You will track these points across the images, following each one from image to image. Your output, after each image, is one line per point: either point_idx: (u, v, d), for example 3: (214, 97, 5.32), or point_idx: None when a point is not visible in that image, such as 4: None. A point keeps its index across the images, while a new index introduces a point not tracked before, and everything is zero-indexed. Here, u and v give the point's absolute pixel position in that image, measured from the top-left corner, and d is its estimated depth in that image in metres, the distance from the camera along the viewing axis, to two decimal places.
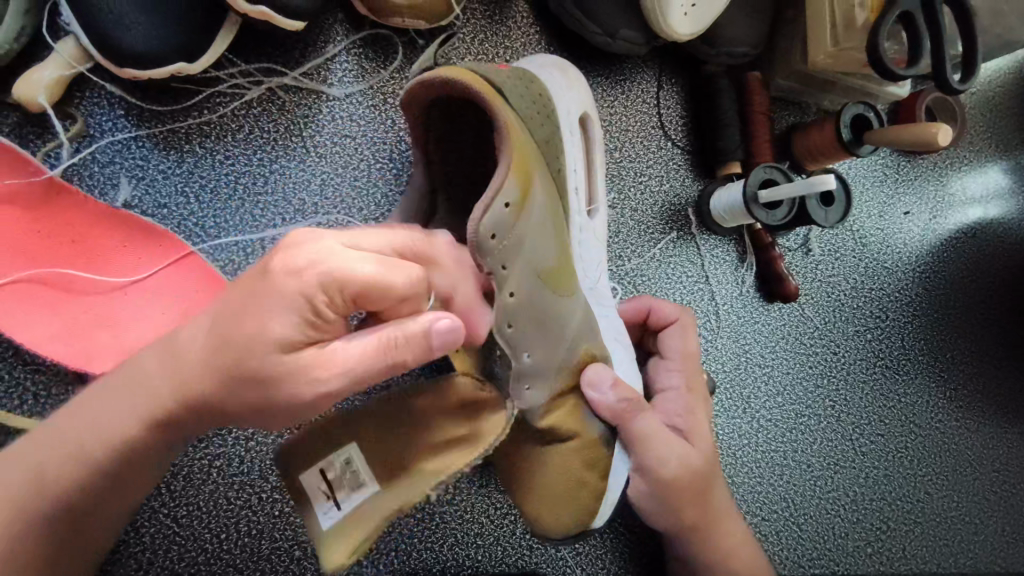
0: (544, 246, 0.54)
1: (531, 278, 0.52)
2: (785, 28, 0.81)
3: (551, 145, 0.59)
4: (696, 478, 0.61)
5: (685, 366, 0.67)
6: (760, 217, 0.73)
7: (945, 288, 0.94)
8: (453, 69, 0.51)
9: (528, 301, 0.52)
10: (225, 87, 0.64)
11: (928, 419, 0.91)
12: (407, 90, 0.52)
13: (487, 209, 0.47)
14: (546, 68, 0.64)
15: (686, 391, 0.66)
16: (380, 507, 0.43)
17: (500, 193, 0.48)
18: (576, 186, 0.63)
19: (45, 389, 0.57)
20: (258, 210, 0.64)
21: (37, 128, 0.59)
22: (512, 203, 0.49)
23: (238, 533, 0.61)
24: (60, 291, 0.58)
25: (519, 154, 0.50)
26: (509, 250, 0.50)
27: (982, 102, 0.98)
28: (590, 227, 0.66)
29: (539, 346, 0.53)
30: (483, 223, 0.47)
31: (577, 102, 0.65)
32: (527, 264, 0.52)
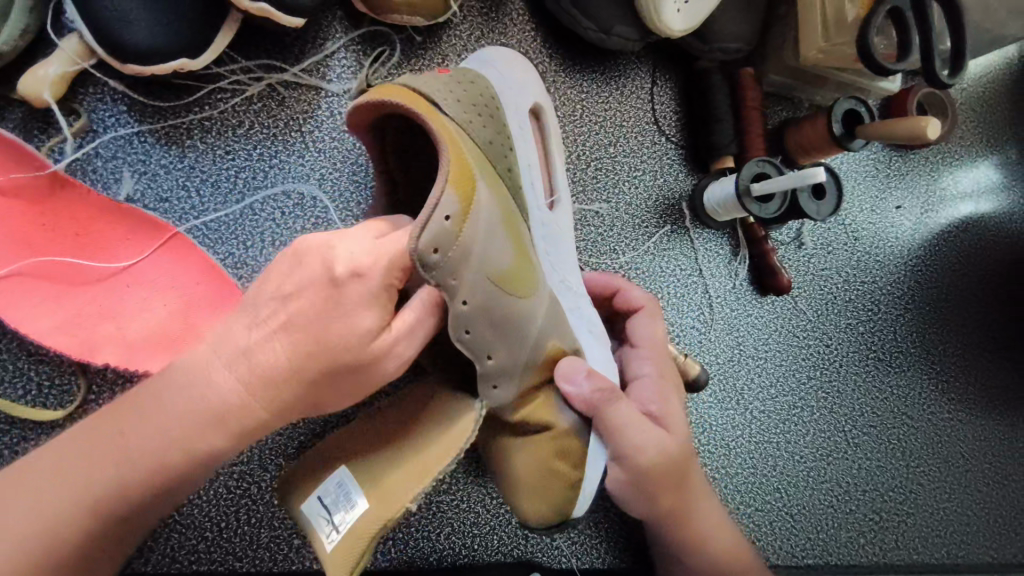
0: (495, 251, 0.51)
1: (484, 284, 0.49)
2: (777, 25, 0.83)
3: (496, 145, 0.57)
4: (674, 468, 0.61)
5: (654, 353, 0.68)
6: (753, 211, 0.74)
7: (937, 282, 0.96)
8: (382, 89, 0.50)
9: (483, 306, 0.50)
10: (226, 84, 0.65)
11: (920, 411, 0.92)
12: (348, 115, 0.50)
13: (425, 224, 0.44)
14: (494, 67, 0.64)
15: (656, 377, 0.66)
16: (369, 520, 0.45)
17: (438, 206, 0.45)
18: (531, 180, 0.63)
19: (49, 379, 0.59)
20: (258, 204, 0.66)
21: (41, 124, 0.60)
22: (454, 215, 0.46)
23: (239, 521, 0.62)
24: (64, 283, 0.59)
25: (457, 163, 0.48)
26: (456, 260, 0.47)
27: (973, 99, 1.00)
28: (551, 220, 0.65)
29: (501, 345, 0.52)
30: (421, 239, 0.43)
31: (528, 99, 0.66)
32: (478, 272, 0.49)
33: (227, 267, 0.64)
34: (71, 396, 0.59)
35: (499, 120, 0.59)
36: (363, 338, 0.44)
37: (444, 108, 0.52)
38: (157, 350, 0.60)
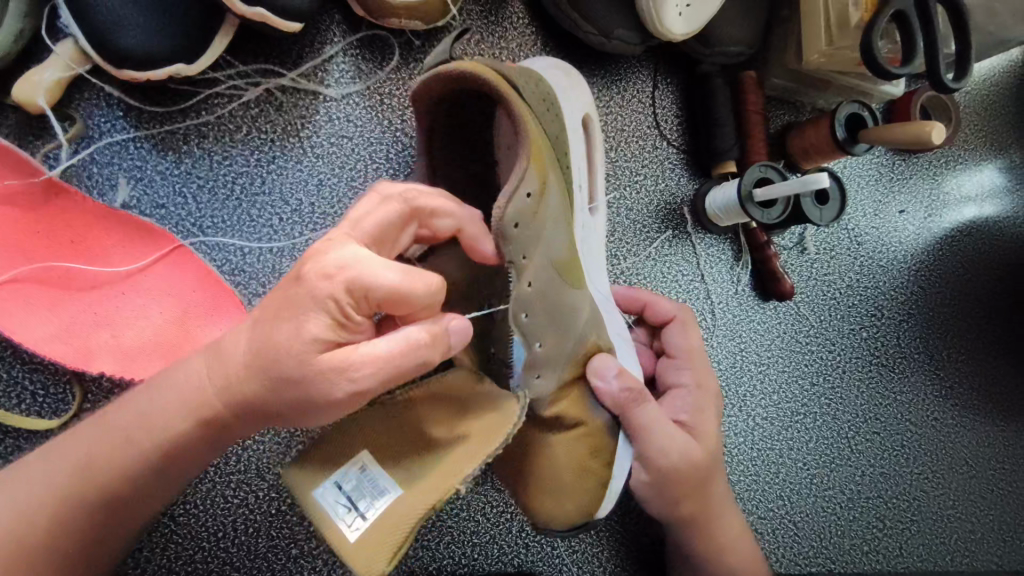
0: (557, 239, 0.55)
1: (548, 267, 0.54)
2: (780, 27, 0.82)
3: (561, 145, 0.61)
4: (698, 475, 0.62)
5: (695, 365, 0.69)
6: (755, 216, 0.74)
7: (941, 287, 0.95)
8: (465, 61, 0.52)
9: (545, 290, 0.53)
10: (223, 89, 0.64)
11: (924, 417, 0.91)
12: (419, 84, 0.53)
13: (509, 200, 0.49)
14: (549, 70, 0.65)
15: (694, 388, 0.67)
16: (408, 509, 0.41)
17: (522, 182, 0.50)
18: (580, 184, 0.65)
19: (43, 387, 0.58)
20: (255, 210, 0.65)
21: (36, 130, 0.60)
22: (533, 193, 0.51)
23: (236, 531, 0.61)
24: (59, 290, 0.58)
25: (539, 149, 0.52)
26: (529, 239, 0.52)
27: (977, 102, 0.99)
28: (591, 224, 0.67)
29: (551, 334, 0.55)
30: (506, 212, 0.49)
31: (582, 106, 0.66)
32: (544, 254, 0.54)
33: (224, 273, 0.64)
34: (65, 405, 0.58)
35: (562, 118, 0.61)
36: (309, 348, 0.39)
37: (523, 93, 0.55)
38: (154, 357, 0.60)
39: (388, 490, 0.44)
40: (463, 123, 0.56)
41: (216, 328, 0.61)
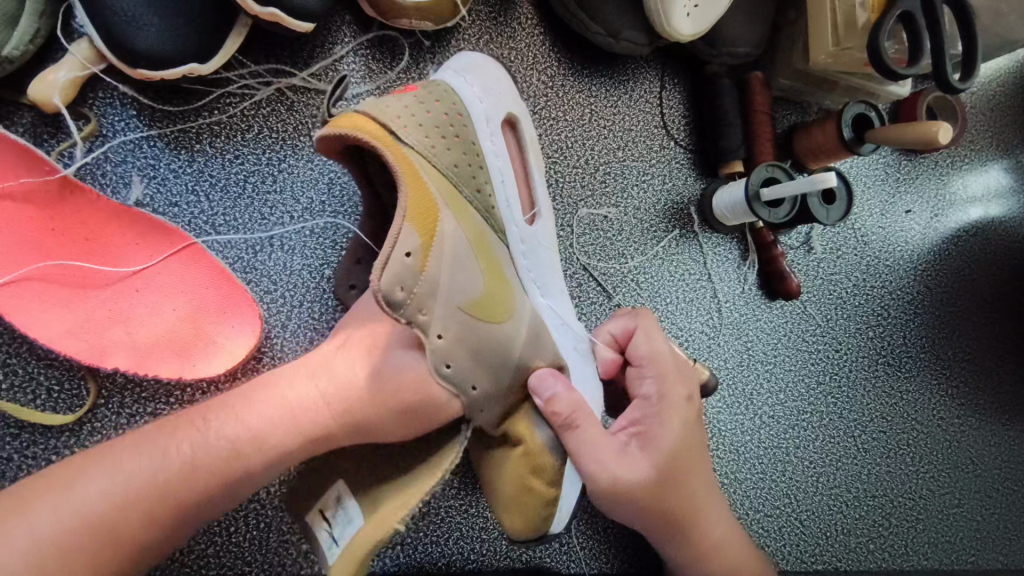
0: (463, 281, 0.52)
1: (457, 315, 0.51)
2: (787, 29, 0.82)
3: (464, 167, 0.57)
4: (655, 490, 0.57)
5: (660, 375, 0.61)
6: (762, 215, 0.74)
7: (947, 287, 0.95)
8: (343, 118, 0.50)
9: (458, 336, 0.51)
10: (235, 88, 0.65)
11: (930, 417, 0.91)
12: (318, 149, 0.51)
13: (384, 266, 0.46)
14: (460, 75, 0.63)
15: (656, 400, 0.60)
16: (362, 538, 0.46)
17: (398, 244, 0.47)
18: (507, 198, 0.62)
19: (58, 382, 0.59)
20: (267, 209, 0.66)
21: (51, 129, 0.61)
22: (414, 249, 0.48)
23: (248, 526, 0.62)
24: (74, 286, 0.59)
25: (415, 201, 0.49)
26: (425, 294, 0.49)
27: (982, 102, 0.99)
28: (533, 237, 0.64)
29: (487, 374, 0.52)
30: (382, 283, 0.46)
31: (502, 105, 0.64)
32: (448, 300, 0.50)
33: (235, 271, 0.64)
34: (80, 400, 0.59)
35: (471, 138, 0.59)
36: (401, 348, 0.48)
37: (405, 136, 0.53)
38: (166, 353, 0.60)
39: (354, 519, 0.50)
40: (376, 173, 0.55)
41: (229, 325, 0.62)
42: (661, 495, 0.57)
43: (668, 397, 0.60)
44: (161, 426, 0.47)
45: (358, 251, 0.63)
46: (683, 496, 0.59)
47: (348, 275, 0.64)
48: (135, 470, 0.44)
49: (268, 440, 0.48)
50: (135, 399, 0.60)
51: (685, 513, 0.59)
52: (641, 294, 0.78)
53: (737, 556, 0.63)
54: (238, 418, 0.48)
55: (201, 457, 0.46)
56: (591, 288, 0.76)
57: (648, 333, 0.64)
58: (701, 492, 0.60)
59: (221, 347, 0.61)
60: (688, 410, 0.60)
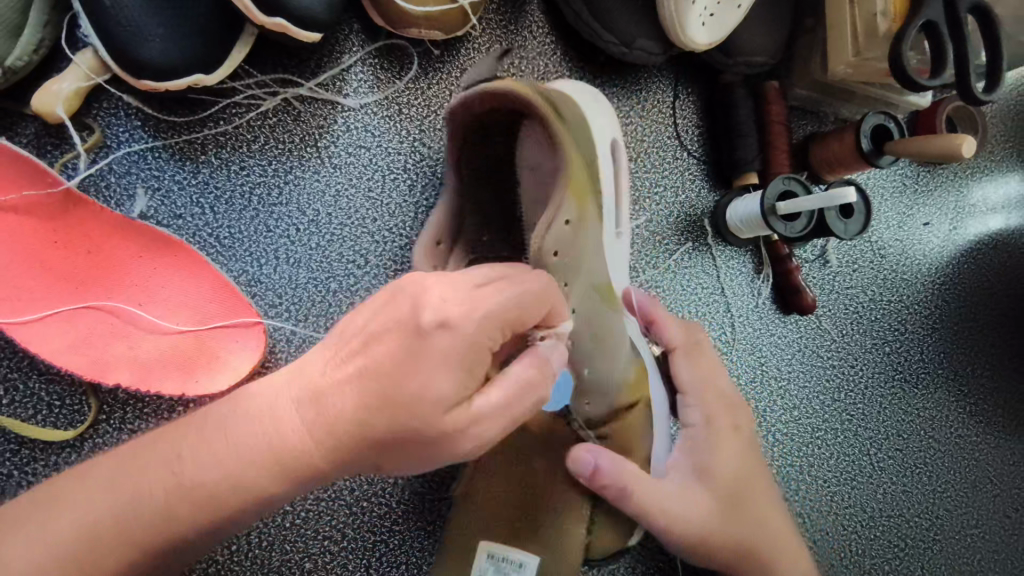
0: (597, 266, 0.63)
1: (588, 290, 0.61)
2: (803, 38, 0.80)
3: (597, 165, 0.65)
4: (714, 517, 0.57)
5: (703, 402, 0.64)
6: (778, 229, 0.72)
7: (967, 301, 0.93)
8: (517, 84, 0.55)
9: (586, 316, 0.60)
10: (241, 98, 0.64)
11: (947, 435, 0.89)
12: (467, 96, 0.54)
13: (548, 230, 0.56)
14: (583, 96, 0.67)
15: (698, 429, 0.63)
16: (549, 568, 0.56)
17: (561, 212, 0.57)
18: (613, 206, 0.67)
19: (59, 398, 0.58)
20: (272, 221, 0.64)
21: (55, 139, 0.60)
22: (571, 221, 0.58)
23: (249, 544, 0.61)
24: (75, 300, 0.58)
25: (573, 178, 0.59)
26: (569, 267, 0.59)
27: (1004, 113, 0.97)
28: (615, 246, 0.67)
29: (602, 360, 0.61)
30: (544, 242, 0.56)
31: (611, 131, 0.69)
32: (587, 278, 0.61)
33: (240, 284, 0.63)
34: (80, 416, 0.58)
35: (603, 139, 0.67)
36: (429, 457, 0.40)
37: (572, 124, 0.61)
38: (170, 370, 0.59)
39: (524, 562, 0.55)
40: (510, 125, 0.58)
41: (233, 341, 0.61)
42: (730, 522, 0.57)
43: (717, 425, 0.62)
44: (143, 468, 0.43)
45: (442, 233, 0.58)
46: (765, 510, 0.61)
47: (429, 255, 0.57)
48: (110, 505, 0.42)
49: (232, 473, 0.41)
50: (137, 416, 0.59)
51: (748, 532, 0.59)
52: None
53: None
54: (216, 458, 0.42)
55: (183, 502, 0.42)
56: None
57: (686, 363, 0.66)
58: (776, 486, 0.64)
59: (225, 364, 0.60)
60: (745, 414, 0.65)
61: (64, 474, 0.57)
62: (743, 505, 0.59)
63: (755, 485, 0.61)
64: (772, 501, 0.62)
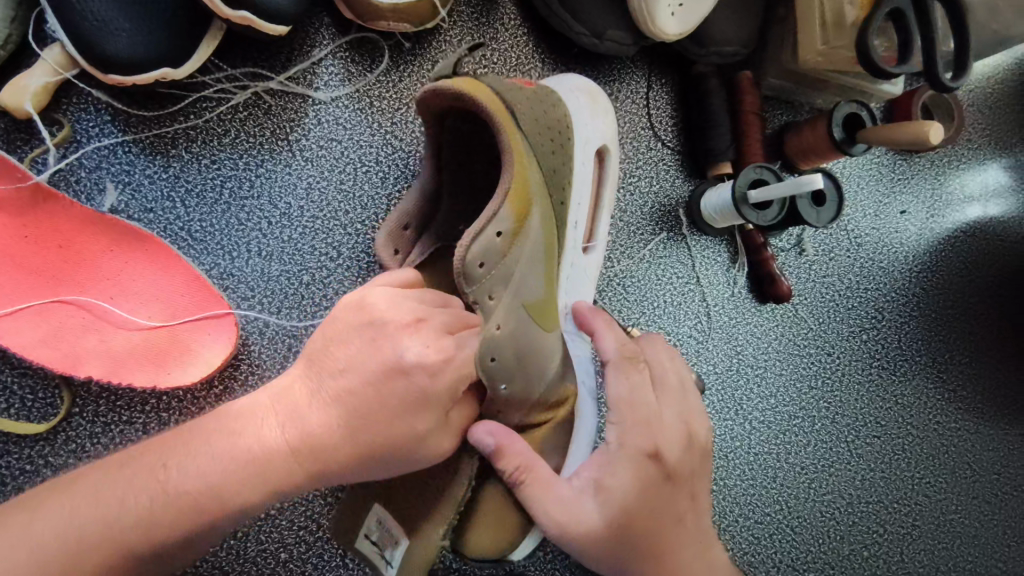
0: (533, 281, 0.56)
1: (517, 309, 0.54)
2: (776, 27, 0.80)
3: (558, 173, 0.61)
4: (597, 544, 0.51)
5: (623, 418, 0.55)
6: (750, 218, 0.72)
7: (945, 288, 0.93)
8: (470, 84, 0.52)
9: (512, 333, 0.52)
10: (211, 92, 0.64)
11: (925, 420, 0.90)
12: (420, 97, 0.53)
13: (477, 235, 0.50)
14: (575, 93, 0.67)
15: (613, 449, 0.54)
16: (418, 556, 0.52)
17: (493, 223, 0.51)
18: (577, 220, 0.67)
19: (31, 391, 0.58)
20: (243, 214, 0.65)
21: (24, 135, 0.60)
22: (504, 233, 0.52)
23: (225, 536, 0.61)
24: (46, 295, 0.58)
25: (519, 184, 0.53)
26: (497, 278, 0.52)
27: (981, 100, 0.97)
28: (583, 264, 0.69)
29: (518, 378, 0.53)
30: (472, 249, 0.50)
31: (600, 134, 0.69)
32: (514, 297, 0.54)
33: (212, 277, 0.64)
34: (53, 408, 0.59)
35: (567, 150, 0.63)
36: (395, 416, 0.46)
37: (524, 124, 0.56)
38: (141, 362, 0.59)
39: (401, 540, 0.53)
40: (468, 130, 0.56)
41: (205, 332, 0.61)
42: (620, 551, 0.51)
43: (634, 447, 0.54)
44: (118, 468, 0.45)
45: (407, 217, 0.59)
46: (677, 545, 0.53)
47: (389, 240, 0.60)
48: (93, 511, 0.43)
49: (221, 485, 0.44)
50: (110, 408, 0.60)
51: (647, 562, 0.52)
52: (626, 298, 0.77)
53: None
54: (199, 464, 0.44)
55: (162, 507, 0.43)
56: None
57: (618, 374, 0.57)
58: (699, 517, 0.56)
59: (197, 356, 0.61)
60: (680, 438, 0.56)
61: (37, 467, 0.58)
62: (642, 537, 0.52)
63: (669, 517, 0.53)
64: (689, 536, 0.55)
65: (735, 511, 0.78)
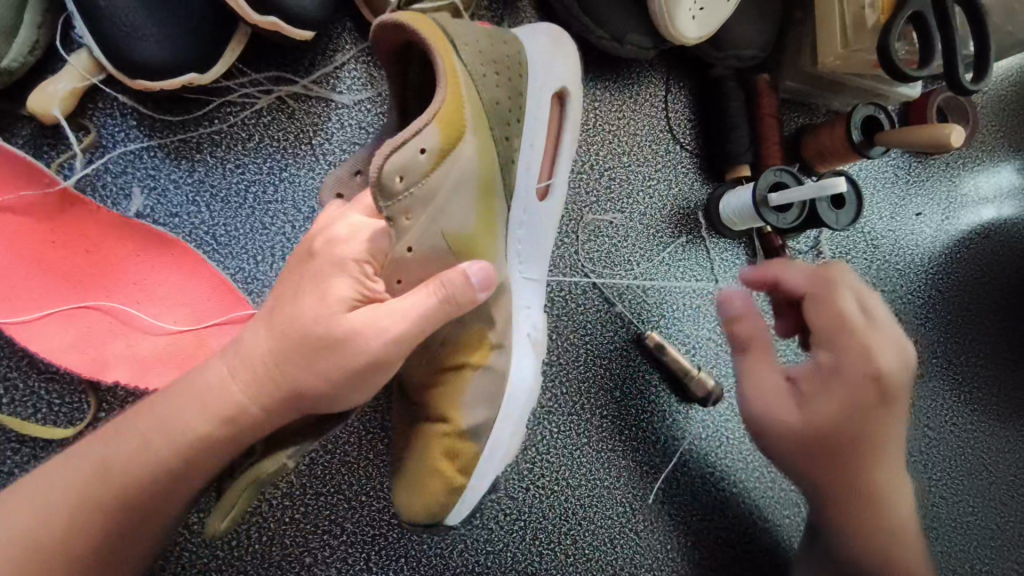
0: (455, 211, 0.53)
1: (435, 236, 0.51)
2: (793, 30, 0.81)
3: (506, 106, 0.59)
4: (799, 443, 0.58)
5: (836, 347, 0.58)
6: (770, 221, 0.73)
7: (960, 290, 0.93)
8: (415, 16, 0.51)
9: (425, 257, 0.51)
10: (235, 97, 0.65)
11: (941, 422, 0.90)
12: (375, 32, 0.51)
13: (397, 148, 0.46)
14: (541, 40, 0.66)
15: (829, 368, 0.58)
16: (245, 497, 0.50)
17: (414, 138, 0.47)
18: (529, 164, 0.64)
19: (59, 396, 0.58)
20: (267, 218, 0.65)
21: (51, 140, 0.60)
22: (429, 150, 0.48)
23: (249, 539, 0.62)
24: (72, 301, 0.58)
25: (449, 109, 0.50)
26: (419, 198, 0.49)
27: (994, 103, 0.97)
28: (539, 213, 0.66)
29: None
30: (388, 163, 0.45)
31: (558, 81, 0.67)
32: (433, 220, 0.50)
33: (237, 282, 0.64)
34: (81, 413, 0.58)
35: (519, 85, 0.60)
36: None
37: (461, 52, 0.54)
38: (168, 366, 0.59)
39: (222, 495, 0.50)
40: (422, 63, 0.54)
41: (230, 335, 0.61)
42: (823, 444, 0.58)
43: (855, 371, 0.57)
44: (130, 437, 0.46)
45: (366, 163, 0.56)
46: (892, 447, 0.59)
47: (339, 182, 0.57)
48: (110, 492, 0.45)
49: (193, 426, 0.45)
50: None
51: (838, 452, 0.58)
52: (647, 300, 0.77)
53: (899, 498, 0.61)
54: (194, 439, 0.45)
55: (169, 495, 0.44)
56: (595, 297, 0.75)
57: (826, 305, 0.59)
58: (874, 469, 0.59)
59: None
60: (868, 394, 0.56)
61: None
62: (825, 440, 0.58)
63: (819, 454, 0.58)
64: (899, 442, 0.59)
65: (759, 516, 0.77)
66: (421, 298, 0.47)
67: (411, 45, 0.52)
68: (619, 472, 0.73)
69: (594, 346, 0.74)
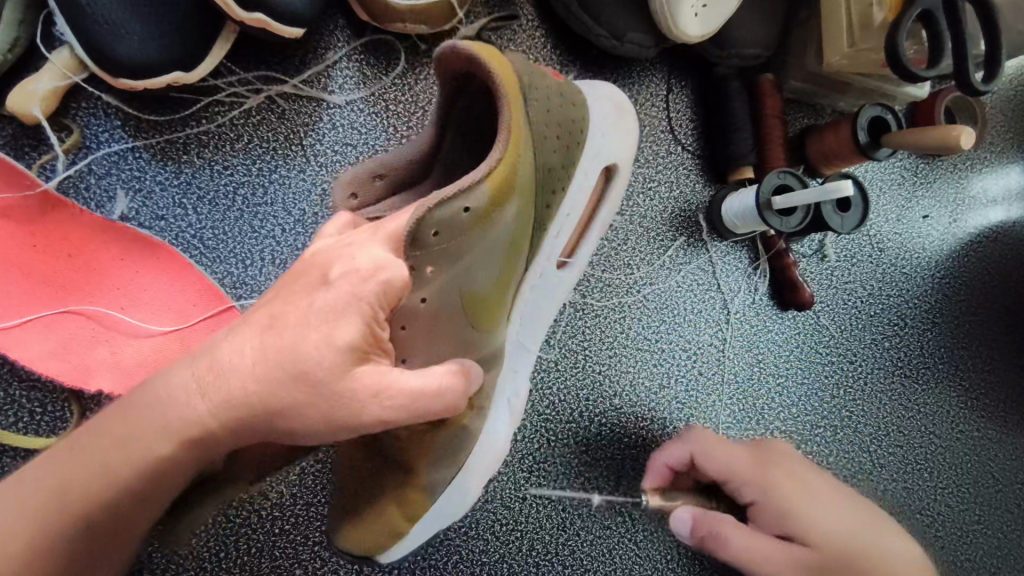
0: (476, 273, 0.50)
1: (451, 294, 0.49)
2: (798, 29, 0.79)
3: (553, 173, 0.57)
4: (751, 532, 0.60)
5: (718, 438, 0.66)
6: (773, 224, 0.70)
7: (967, 294, 0.91)
8: (494, 53, 0.49)
9: (435, 310, 0.48)
10: (223, 96, 0.63)
11: (948, 430, 0.88)
12: (440, 54, 0.49)
13: (442, 203, 0.43)
14: (601, 100, 0.65)
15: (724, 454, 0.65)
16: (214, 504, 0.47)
17: (462, 196, 0.45)
18: (559, 232, 0.63)
19: (40, 405, 0.56)
20: (257, 221, 0.63)
21: (32, 141, 0.58)
22: (473, 210, 0.46)
23: (237, 552, 0.60)
24: (53, 307, 0.56)
25: (504, 168, 0.48)
26: (442, 254, 0.46)
27: (1003, 103, 0.95)
28: (555, 277, 0.65)
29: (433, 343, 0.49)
30: (433, 215, 0.43)
31: (609, 152, 0.65)
32: (453, 280, 0.48)
33: (224, 287, 0.62)
34: (63, 423, 0.56)
35: (571, 153, 0.59)
36: None
37: (529, 106, 0.52)
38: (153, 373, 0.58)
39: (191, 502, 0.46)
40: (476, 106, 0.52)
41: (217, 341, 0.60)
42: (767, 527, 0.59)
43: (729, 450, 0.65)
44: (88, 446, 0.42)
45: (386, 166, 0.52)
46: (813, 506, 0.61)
47: (352, 182, 0.52)
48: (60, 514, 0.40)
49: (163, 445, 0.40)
50: None
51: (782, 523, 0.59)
52: (647, 306, 0.75)
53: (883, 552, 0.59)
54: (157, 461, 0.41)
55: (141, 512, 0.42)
56: (594, 306, 0.73)
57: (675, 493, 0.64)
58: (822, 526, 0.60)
59: None
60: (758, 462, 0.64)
61: None
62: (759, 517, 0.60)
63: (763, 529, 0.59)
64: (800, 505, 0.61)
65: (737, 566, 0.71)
66: (420, 375, 0.41)
67: (477, 80, 0.50)
68: (618, 480, 0.71)
69: (591, 354, 0.72)
